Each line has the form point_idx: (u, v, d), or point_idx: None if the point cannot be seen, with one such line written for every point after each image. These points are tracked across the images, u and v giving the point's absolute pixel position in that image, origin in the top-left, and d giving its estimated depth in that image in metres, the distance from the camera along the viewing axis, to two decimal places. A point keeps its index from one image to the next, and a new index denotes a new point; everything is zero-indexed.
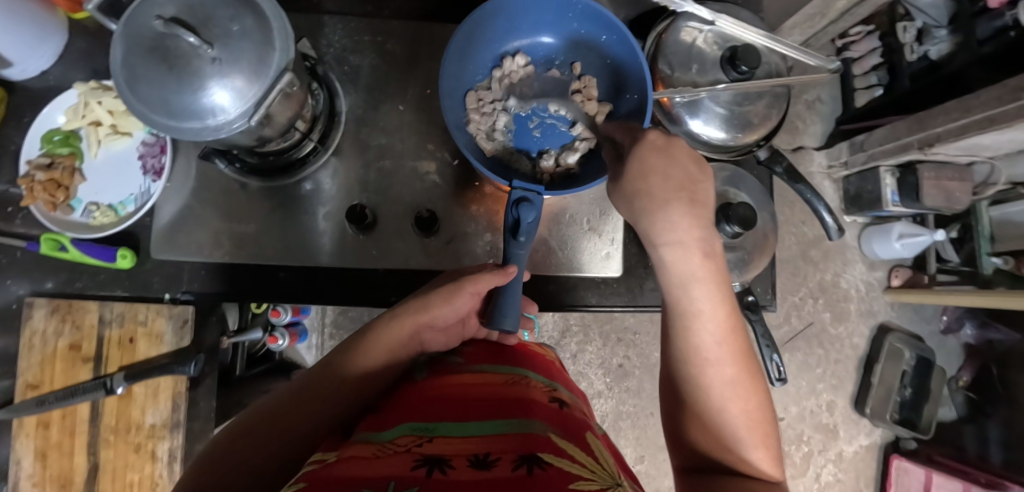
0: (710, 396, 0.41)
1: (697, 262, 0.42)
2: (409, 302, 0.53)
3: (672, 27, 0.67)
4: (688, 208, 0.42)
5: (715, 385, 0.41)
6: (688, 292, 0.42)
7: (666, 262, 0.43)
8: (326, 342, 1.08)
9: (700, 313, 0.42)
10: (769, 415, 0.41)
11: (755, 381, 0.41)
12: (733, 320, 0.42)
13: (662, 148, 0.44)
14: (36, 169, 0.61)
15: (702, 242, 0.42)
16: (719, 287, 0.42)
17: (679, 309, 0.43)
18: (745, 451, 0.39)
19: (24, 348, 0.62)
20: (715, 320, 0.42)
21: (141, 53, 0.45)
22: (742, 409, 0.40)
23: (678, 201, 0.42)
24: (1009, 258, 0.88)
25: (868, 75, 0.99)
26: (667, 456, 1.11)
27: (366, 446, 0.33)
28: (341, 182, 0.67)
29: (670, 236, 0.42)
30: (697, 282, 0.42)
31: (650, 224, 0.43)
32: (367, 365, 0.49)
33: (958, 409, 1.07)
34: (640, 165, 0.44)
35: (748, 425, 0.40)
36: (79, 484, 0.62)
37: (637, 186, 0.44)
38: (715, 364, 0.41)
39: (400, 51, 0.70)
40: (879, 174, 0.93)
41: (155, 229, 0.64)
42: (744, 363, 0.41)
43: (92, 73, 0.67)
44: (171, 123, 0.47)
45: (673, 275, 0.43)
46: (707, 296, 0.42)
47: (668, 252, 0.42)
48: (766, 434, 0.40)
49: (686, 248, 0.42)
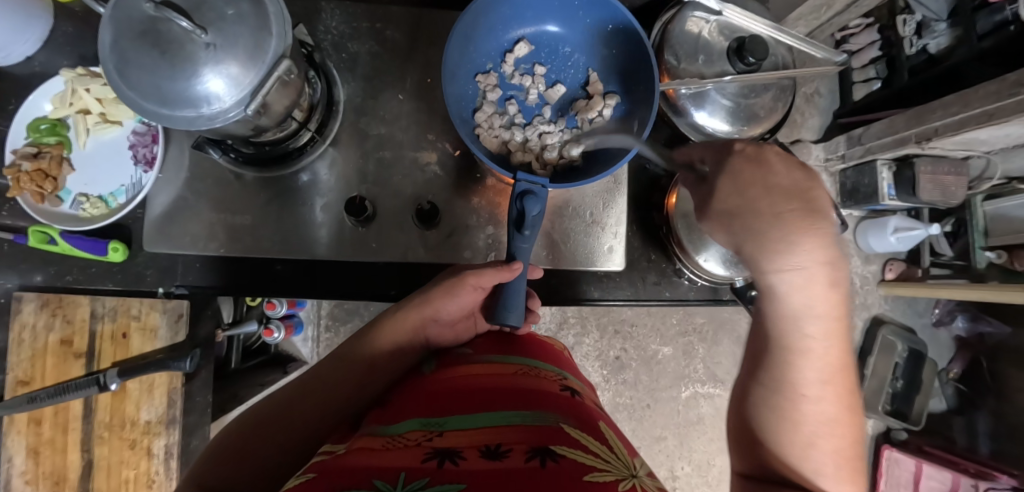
0: (805, 431, 0.37)
1: (820, 297, 0.36)
2: (414, 296, 0.53)
3: (679, 16, 0.66)
4: (813, 232, 0.35)
5: (812, 421, 0.37)
6: (799, 328, 0.37)
7: (780, 293, 0.37)
8: (322, 335, 1.06)
9: (811, 350, 0.37)
10: (855, 446, 0.38)
11: (851, 418, 0.38)
12: (844, 354, 0.37)
13: (756, 160, 0.38)
14: (22, 158, 0.59)
15: (830, 272, 0.36)
16: (839, 323, 0.37)
17: (782, 342, 0.37)
18: (829, 488, 0.36)
19: (14, 343, 0.60)
20: (825, 357, 0.37)
21: (131, 36, 0.43)
22: (834, 449, 0.36)
23: (810, 229, 0.35)
24: (1003, 252, 0.90)
25: (867, 68, 0.98)
26: (662, 447, 1.12)
27: (374, 439, 0.33)
28: (339, 173, 0.66)
29: (794, 264, 0.35)
30: (809, 319, 0.36)
31: (761, 250, 0.37)
32: (372, 356, 0.49)
33: (948, 401, 1.09)
34: (733, 181, 0.38)
35: (837, 462, 0.36)
36: (74, 481, 0.61)
37: (734, 201, 0.39)
38: (814, 400, 0.37)
39: (399, 39, 0.68)
40: (877, 168, 0.91)
41: (148, 220, 0.63)
42: (846, 400, 0.37)
43: (80, 59, 0.65)
44: (164, 110, 0.45)
45: (783, 307, 0.37)
46: (824, 333, 0.37)
47: (780, 282, 0.36)
48: (852, 470, 0.37)
49: (810, 276, 0.36)
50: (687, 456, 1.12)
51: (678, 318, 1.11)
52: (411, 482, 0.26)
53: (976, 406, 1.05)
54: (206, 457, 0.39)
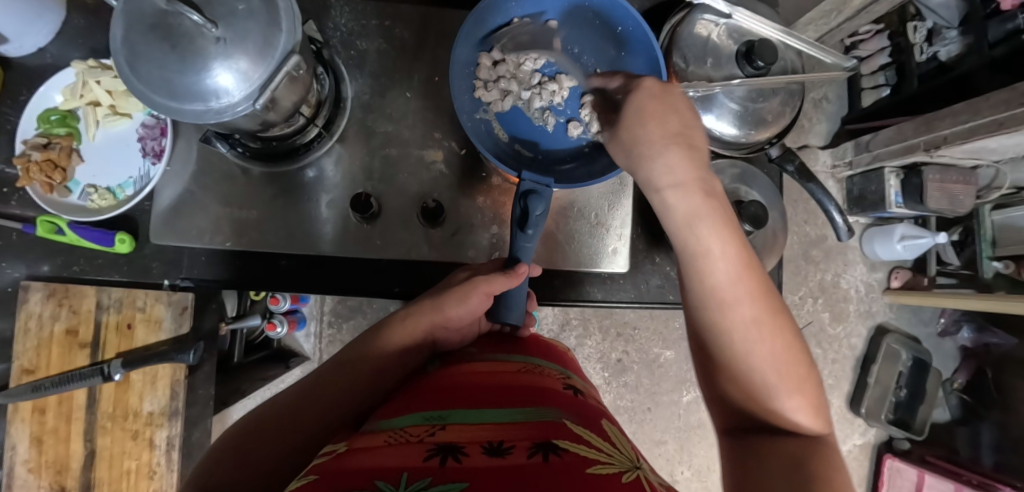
0: (735, 341, 0.39)
1: (699, 200, 0.43)
2: (425, 301, 0.53)
3: (687, 19, 0.66)
4: (684, 150, 0.45)
5: (739, 329, 0.39)
6: (694, 232, 0.43)
7: (670, 205, 0.44)
8: (325, 331, 1.06)
9: (711, 254, 0.41)
10: (803, 358, 0.39)
11: (780, 321, 0.39)
12: (746, 259, 0.41)
13: (661, 95, 0.47)
14: (33, 148, 0.59)
15: (700, 182, 0.44)
16: (726, 226, 0.42)
17: (689, 252, 0.43)
18: (780, 400, 0.37)
19: (21, 331, 0.60)
20: (726, 260, 0.41)
21: (142, 30, 0.44)
22: (771, 352, 0.38)
23: (676, 144, 0.45)
24: (1010, 262, 0.88)
25: (876, 75, 0.97)
26: (662, 451, 1.12)
27: (377, 436, 0.33)
28: (345, 169, 0.66)
29: (670, 177, 0.44)
30: (703, 221, 0.42)
31: (648, 171, 0.46)
32: (379, 360, 0.50)
33: (952, 411, 1.08)
34: (637, 109, 0.47)
35: (777, 367, 0.37)
36: (76, 470, 0.61)
37: (636, 129, 0.47)
38: (734, 305, 0.39)
39: (407, 37, 0.69)
40: (885, 175, 0.91)
41: (156, 212, 0.63)
42: (766, 302, 0.39)
43: (91, 52, 0.65)
44: (173, 104, 0.45)
45: (680, 218, 0.43)
46: (712, 234, 0.42)
47: (671, 195, 0.44)
48: (800, 379, 0.38)
49: (685, 187, 0.44)
50: (687, 460, 1.12)
51: (680, 322, 1.10)
52: (414, 480, 0.26)
53: (981, 417, 1.04)
54: (209, 461, 0.39)
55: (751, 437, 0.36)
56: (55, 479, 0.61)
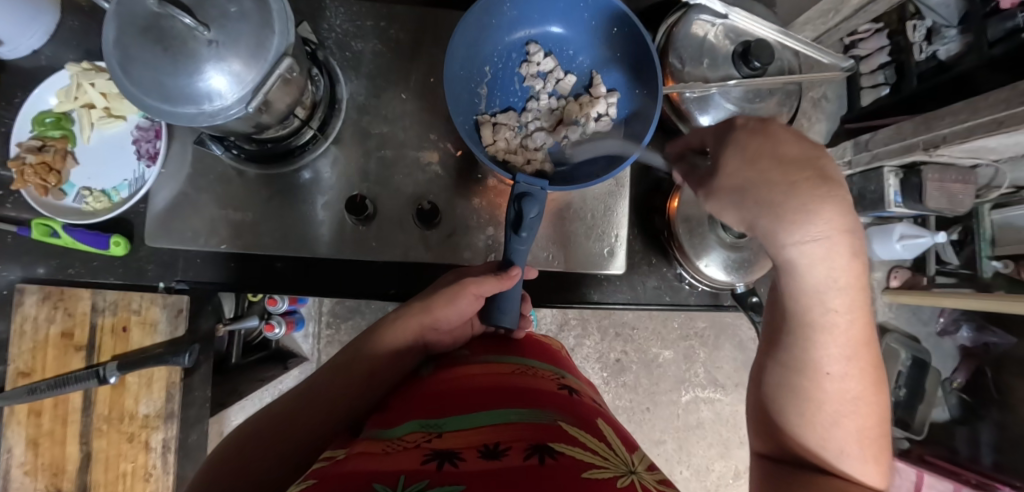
0: (825, 411, 0.34)
1: (842, 268, 0.34)
2: (413, 302, 0.52)
3: (683, 19, 0.66)
4: (835, 201, 0.33)
5: (835, 401, 0.34)
6: (822, 300, 0.34)
7: (793, 264, 0.35)
8: (324, 331, 1.06)
9: (833, 326, 0.34)
10: (884, 424, 0.36)
11: (877, 395, 0.35)
12: (869, 330, 0.35)
13: (765, 132, 0.36)
14: (27, 151, 0.59)
15: (851, 244, 0.33)
16: (860, 294, 0.35)
17: (802, 315, 0.35)
18: (852, 468, 0.34)
19: (16, 334, 0.60)
20: (849, 331, 0.34)
21: (134, 34, 0.44)
22: (857, 424, 0.34)
23: (823, 194, 0.33)
24: (1009, 261, 0.89)
25: (875, 74, 0.96)
26: (661, 451, 1.12)
27: (374, 443, 0.33)
28: (340, 171, 0.66)
29: (812, 233, 0.33)
30: (832, 291, 0.34)
31: (775, 223, 0.34)
32: (371, 364, 0.49)
33: (952, 411, 1.08)
34: (742, 153, 0.36)
35: (860, 440, 0.34)
36: (72, 473, 0.61)
37: (744, 173, 0.36)
38: (835, 376, 0.34)
39: (402, 38, 0.68)
40: (884, 175, 0.90)
41: (151, 214, 0.63)
42: (872, 376, 0.35)
43: (85, 54, 0.65)
44: (166, 107, 0.45)
45: (805, 283, 0.35)
46: (846, 305, 0.34)
47: (798, 253, 0.34)
48: (879, 451, 0.35)
49: (831, 250, 0.33)
50: (686, 460, 1.12)
51: (679, 322, 1.10)
52: (411, 484, 0.26)
53: (980, 416, 1.03)
54: (204, 475, 0.38)
55: (805, 472, 0.34)
56: (51, 482, 0.61)
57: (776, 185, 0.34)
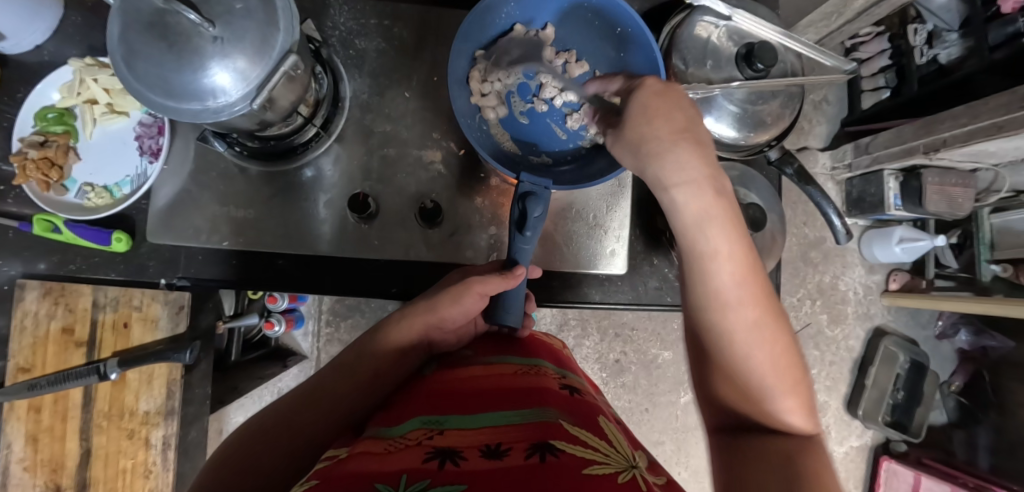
0: (737, 345, 0.37)
1: (710, 201, 0.40)
2: (419, 302, 0.52)
3: (686, 21, 0.66)
4: (694, 147, 0.42)
5: (740, 331, 0.37)
6: (702, 233, 0.40)
7: (678, 204, 0.42)
8: (323, 330, 1.05)
9: (720, 256, 0.39)
10: (798, 362, 0.38)
11: (781, 326, 0.38)
12: (751, 261, 0.39)
13: (662, 93, 0.45)
14: (29, 146, 0.59)
15: (712, 181, 0.41)
16: (734, 227, 0.40)
17: (693, 253, 0.41)
18: (775, 402, 0.36)
19: (16, 330, 0.60)
20: (732, 261, 0.39)
21: (139, 29, 0.43)
22: (769, 356, 0.36)
23: (685, 142, 0.42)
24: (1008, 266, 0.89)
25: (876, 77, 0.96)
26: (660, 452, 1.12)
27: (376, 441, 0.33)
28: (343, 169, 0.66)
29: (680, 176, 0.41)
30: (707, 224, 0.40)
31: (659, 168, 0.42)
32: (375, 364, 0.49)
33: (950, 413, 1.08)
34: (641, 107, 0.45)
35: (777, 372, 0.36)
36: (71, 469, 0.61)
37: (641, 129, 0.44)
38: (737, 307, 0.38)
39: (406, 37, 0.68)
40: (884, 178, 0.91)
41: (154, 210, 0.63)
42: (766, 305, 0.38)
43: (89, 49, 0.65)
44: (170, 104, 0.45)
45: (683, 220, 0.41)
46: (723, 236, 0.39)
47: (678, 195, 0.41)
48: (797, 382, 0.37)
49: (695, 186, 0.41)
50: (685, 461, 1.12)
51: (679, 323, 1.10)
52: (413, 483, 0.26)
53: (978, 420, 1.04)
54: (205, 475, 0.38)
55: (743, 438, 0.35)
56: (51, 478, 0.61)
57: (661, 140, 0.43)
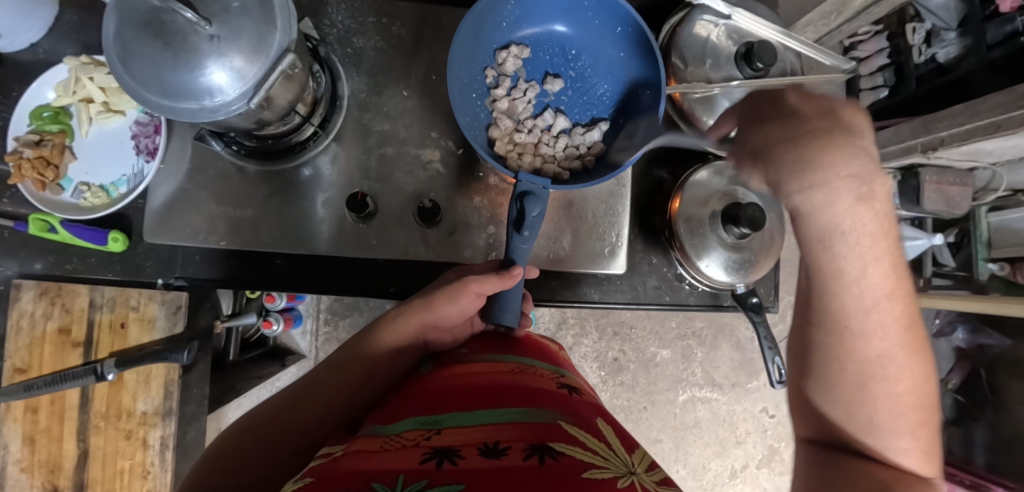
0: (852, 373, 0.34)
1: (856, 217, 0.33)
2: (416, 299, 0.52)
3: (686, 19, 0.66)
4: (837, 150, 0.33)
5: (861, 361, 0.34)
6: (830, 252, 0.34)
7: (809, 215, 0.34)
8: (321, 328, 1.05)
9: (852, 280, 0.33)
10: (928, 385, 0.35)
11: (918, 355, 0.34)
12: (900, 279, 0.33)
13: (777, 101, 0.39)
14: (24, 145, 0.59)
15: (856, 184, 0.33)
16: (883, 244, 0.33)
17: (824, 276, 0.34)
18: (879, 438, 0.34)
19: (12, 330, 0.60)
20: (876, 286, 0.33)
21: (134, 27, 0.43)
22: (892, 387, 0.33)
23: (834, 143, 0.34)
24: (1006, 264, 0.88)
25: (874, 75, 0.95)
26: (658, 450, 1.12)
27: (372, 440, 0.33)
28: (341, 168, 0.65)
29: (817, 188, 0.33)
30: (845, 236, 0.33)
31: (788, 173, 0.34)
32: (370, 362, 0.49)
33: (947, 411, 1.08)
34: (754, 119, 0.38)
35: (894, 405, 0.34)
36: (68, 470, 0.61)
37: (763, 133, 0.37)
38: (866, 337, 0.33)
39: (404, 35, 0.68)
40: (884, 176, 0.91)
41: (150, 210, 0.62)
42: (905, 333, 0.33)
43: (84, 48, 0.64)
44: (165, 102, 0.45)
45: (815, 229, 0.34)
46: (861, 258, 0.33)
47: (804, 199, 0.34)
48: (918, 414, 0.34)
49: (841, 196, 0.33)
50: (683, 459, 1.12)
51: (677, 322, 1.11)
52: (410, 483, 0.26)
53: (974, 418, 1.04)
54: (195, 476, 0.38)
55: (839, 457, 0.36)
56: (48, 479, 0.61)
57: (785, 144, 0.35)
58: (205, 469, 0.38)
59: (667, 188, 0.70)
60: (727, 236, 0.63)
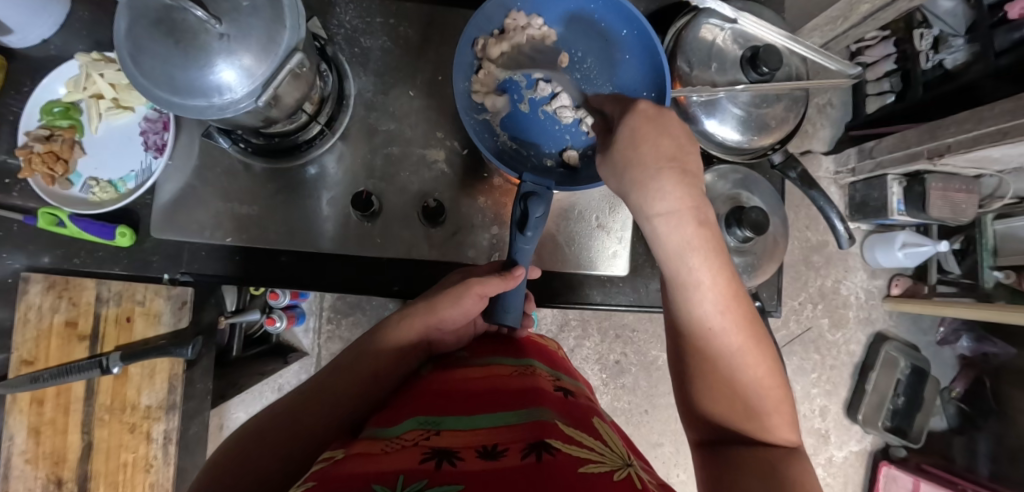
0: (720, 368, 0.40)
1: (692, 232, 0.41)
2: (419, 303, 0.52)
3: (692, 24, 0.66)
4: (678, 177, 0.42)
5: (725, 355, 0.40)
6: (685, 263, 0.41)
7: (660, 234, 0.43)
8: (324, 326, 1.05)
9: (700, 283, 0.41)
10: (781, 379, 0.40)
11: (765, 351, 0.40)
12: (734, 286, 0.41)
13: (652, 118, 0.43)
14: (35, 140, 0.60)
15: (695, 211, 0.42)
16: (718, 255, 0.42)
17: (679, 284, 0.42)
18: (764, 422, 0.38)
19: (20, 322, 0.61)
20: (716, 290, 0.41)
21: (145, 25, 0.44)
22: (754, 377, 0.39)
23: (670, 171, 0.42)
24: (1011, 273, 0.87)
25: (881, 81, 0.96)
26: (659, 453, 1.12)
27: (373, 442, 0.33)
28: (347, 167, 0.66)
29: (662, 206, 0.42)
30: (693, 252, 0.41)
31: (642, 197, 0.43)
32: (374, 365, 0.49)
33: (949, 419, 1.07)
34: (629, 133, 0.43)
35: (760, 391, 0.39)
36: (72, 462, 0.62)
37: (627, 153, 0.43)
38: (721, 333, 0.40)
39: (412, 36, 0.68)
40: (886, 182, 0.91)
41: (157, 205, 0.63)
42: (749, 329, 0.40)
43: (96, 44, 0.65)
44: (175, 100, 0.45)
45: (667, 247, 0.42)
46: (705, 265, 0.41)
47: (660, 223, 0.42)
48: (779, 399, 0.39)
49: (679, 216, 0.42)
50: (683, 463, 1.12)
51: None
52: (410, 483, 0.26)
53: (977, 426, 1.04)
54: (202, 481, 0.37)
55: (730, 449, 0.37)
56: (52, 470, 0.61)
57: (641, 170, 0.42)
58: (211, 470, 0.38)
59: None
60: (733, 239, 0.66)
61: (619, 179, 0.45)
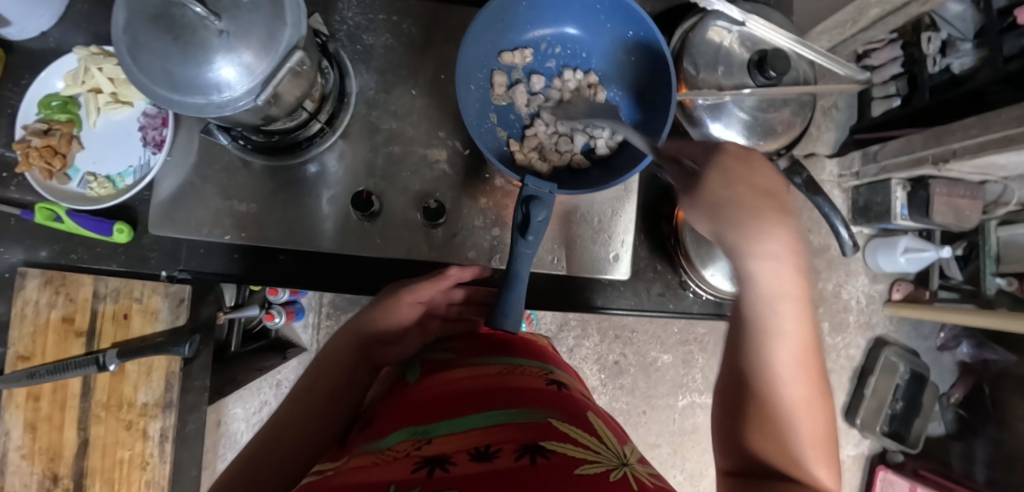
0: (778, 411, 0.35)
1: (788, 276, 0.35)
2: (357, 319, 0.56)
3: (699, 25, 0.65)
4: (781, 218, 0.34)
5: (787, 401, 0.35)
6: (774, 309, 0.35)
7: (753, 274, 0.35)
8: (323, 322, 1.05)
9: (783, 329, 0.35)
10: (830, 430, 0.36)
11: (823, 398, 0.36)
12: (812, 335, 0.36)
13: (745, 158, 0.36)
14: (32, 134, 0.59)
15: (796, 257, 0.35)
16: (805, 301, 0.36)
17: (754, 324, 0.36)
18: (810, 468, 0.34)
19: (16, 317, 0.60)
20: (796, 337, 0.35)
21: (145, 21, 0.43)
22: (811, 425, 0.35)
23: (774, 214, 0.34)
24: (1014, 280, 0.87)
25: (887, 85, 0.95)
26: (656, 454, 1.12)
27: (364, 456, 0.33)
28: (347, 165, 0.65)
29: (763, 248, 0.34)
30: (784, 298, 0.35)
31: (738, 237, 0.35)
32: (329, 387, 0.50)
33: (948, 425, 1.07)
34: (720, 170, 0.36)
35: (813, 442, 0.34)
36: (68, 458, 0.61)
37: (721, 192, 0.36)
38: (788, 379, 0.35)
39: (414, 33, 0.68)
40: (891, 186, 0.90)
41: (155, 202, 0.62)
42: (815, 380, 0.36)
43: (94, 37, 0.65)
44: (173, 97, 0.44)
45: (758, 289, 0.35)
46: (795, 313, 0.35)
47: (758, 267, 0.35)
48: (827, 450, 0.35)
49: (781, 263, 0.34)
50: (680, 464, 1.12)
51: (679, 327, 1.10)
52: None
53: (976, 433, 1.03)
54: None
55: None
56: (48, 466, 0.61)
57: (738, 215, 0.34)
58: None
59: (674, 195, 0.70)
60: None
61: (710, 217, 0.36)
